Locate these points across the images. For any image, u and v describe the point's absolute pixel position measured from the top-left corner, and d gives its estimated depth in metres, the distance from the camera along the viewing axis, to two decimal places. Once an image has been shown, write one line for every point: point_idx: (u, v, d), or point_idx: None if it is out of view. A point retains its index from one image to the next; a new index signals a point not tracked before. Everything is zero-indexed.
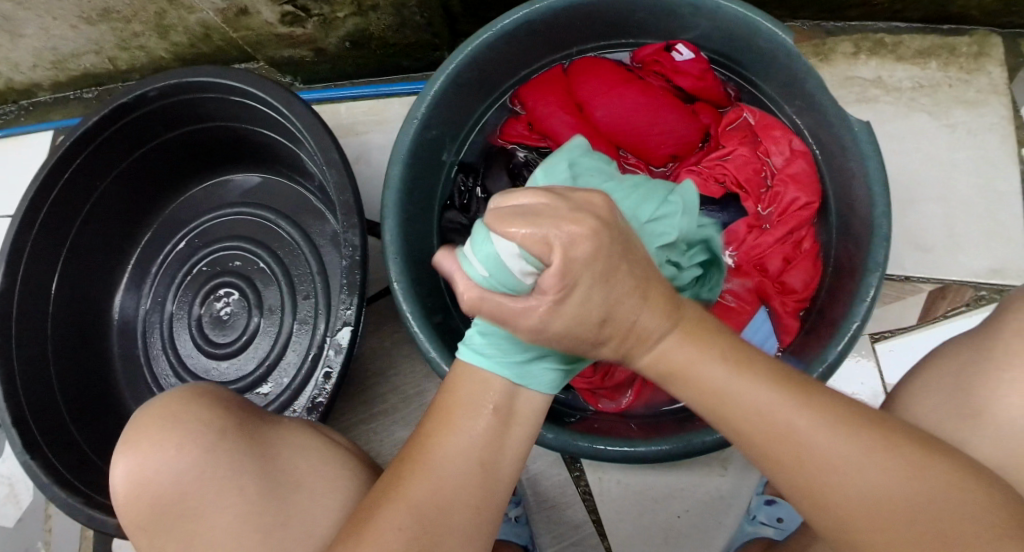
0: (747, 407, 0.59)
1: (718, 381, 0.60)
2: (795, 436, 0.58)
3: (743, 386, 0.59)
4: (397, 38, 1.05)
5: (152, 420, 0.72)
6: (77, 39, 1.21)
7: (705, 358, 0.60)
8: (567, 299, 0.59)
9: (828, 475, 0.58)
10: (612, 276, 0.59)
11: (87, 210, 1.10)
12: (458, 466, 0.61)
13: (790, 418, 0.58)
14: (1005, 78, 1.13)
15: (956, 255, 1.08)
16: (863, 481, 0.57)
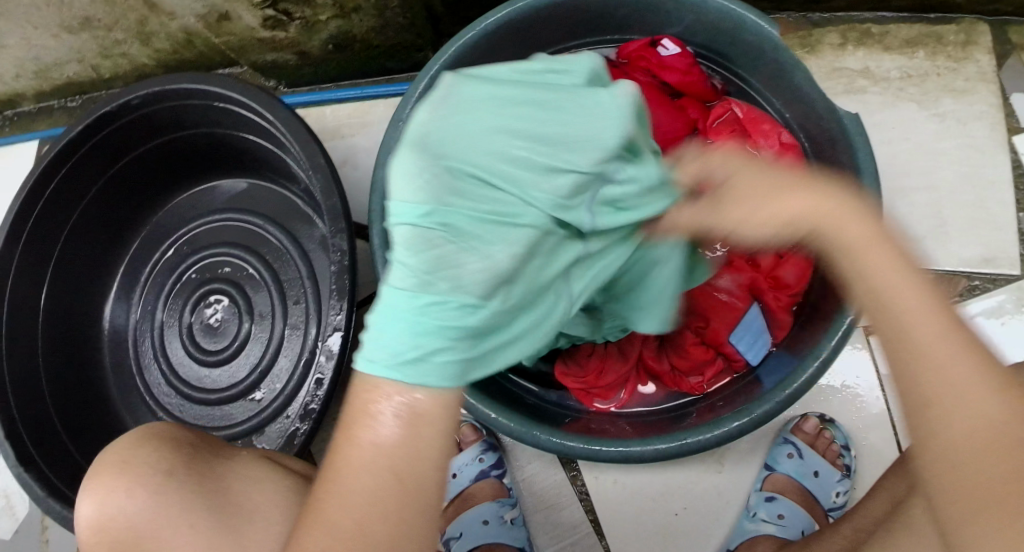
0: (913, 309, 0.59)
1: (888, 288, 0.60)
2: (941, 346, 0.58)
3: (915, 299, 0.60)
4: (381, 39, 1.04)
5: (108, 465, 0.72)
6: (59, 48, 1.20)
7: (879, 264, 0.61)
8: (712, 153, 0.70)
9: (960, 403, 0.57)
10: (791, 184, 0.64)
11: (74, 223, 1.09)
12: (369, 475, 0.56)
13: (940, 330, 0.58)
14: (993, 66, 1.13)
15: (948, 245, 1.08)
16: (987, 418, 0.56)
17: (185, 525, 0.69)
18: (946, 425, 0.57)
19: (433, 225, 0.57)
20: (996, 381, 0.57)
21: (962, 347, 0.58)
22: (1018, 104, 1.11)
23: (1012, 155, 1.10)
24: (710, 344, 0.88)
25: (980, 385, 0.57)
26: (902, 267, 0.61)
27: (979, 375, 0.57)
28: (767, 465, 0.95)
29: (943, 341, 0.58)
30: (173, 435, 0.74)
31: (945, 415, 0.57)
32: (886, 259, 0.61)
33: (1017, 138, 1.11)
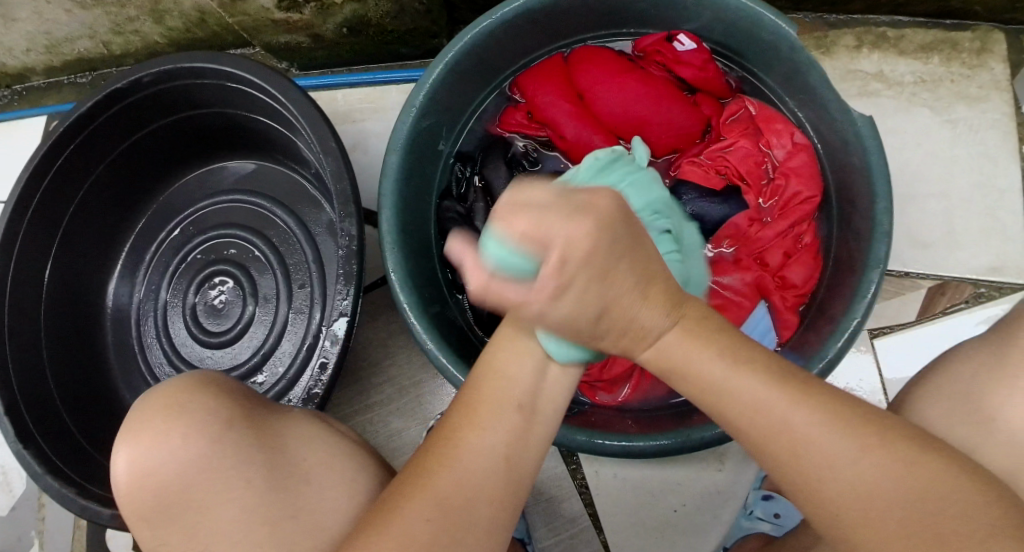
0: (741, 396, 0.60)
1: (698, 362, 0.62)
2: (784, 423, 0.59)
3: (745, 382, 0.60)
4: (396, 24, 1.04)
5: (156, 410, 0.71)
6: (71, 23, 1.20)
7: (704, 354, 0.62)
8: (569, 293, 0.59)
9: (819, 471, 0.59)
10: (609, 274, 0.60)
11: (80, 199, 1.09)
12: (481, 465, 0.60)
13: (769, 404, 0.60)
14: (1007, 75, 1.12)
15: (956, 252, 1.08)
16: (849, 475, 0.58)
17: (237, 483, 0.68)
18: (825, 492, 0.59)
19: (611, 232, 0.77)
20: (855, 436, 0.59)
21: (807, 416, 0.59)
22: None
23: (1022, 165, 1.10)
24: None
25: (824, 446, 0.59)
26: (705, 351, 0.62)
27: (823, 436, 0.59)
28: (767, 465, 0.94)
29: (772, 418, 0.59)
30: (223, 389, 0.74)
31: (823, 486, 0.59)
32: (698, 344, 0.62)
33: None
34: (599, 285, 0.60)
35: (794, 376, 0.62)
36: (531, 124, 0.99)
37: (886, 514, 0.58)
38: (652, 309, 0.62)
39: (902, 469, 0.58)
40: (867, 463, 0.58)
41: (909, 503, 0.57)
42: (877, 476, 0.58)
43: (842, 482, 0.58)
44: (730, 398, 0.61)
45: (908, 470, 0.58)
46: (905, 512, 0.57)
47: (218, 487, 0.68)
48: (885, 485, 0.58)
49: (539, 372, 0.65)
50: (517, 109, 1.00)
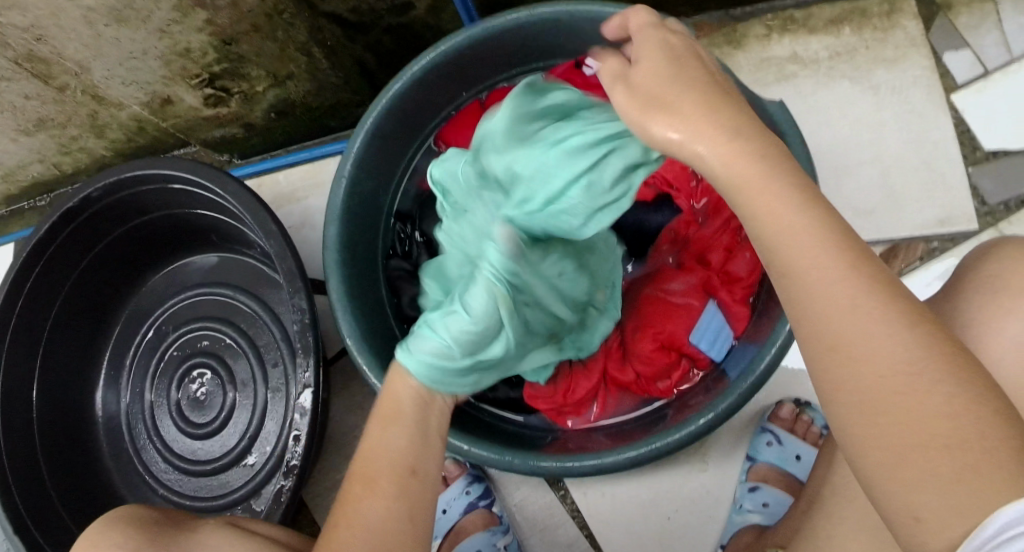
0: (810, 251, 0.52)
1: (787, 224, 0.53)
2: (844, 294, 0.52)
3: (817, 236, 0.52)
4: (319, 101, 1.09)
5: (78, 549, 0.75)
6: (19, 151, 1.23)
7: (778, 190, 0.53)
8: (649, 33, 0.59)
9: (882, 370, 0.50)
10: (681, 74, 0.57)
11: (54, 318, 1.12)
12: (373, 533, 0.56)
13: (856, 294, 0.51)
14: (921, 30, 1.15)
15: (900, 213, 1.10)
16: (910, 388, 0.50)
17: None
18: (853, 372, 0.51)
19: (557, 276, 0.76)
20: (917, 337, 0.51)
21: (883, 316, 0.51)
22: (951, 62, 1.14)
23: (951, 115, 1.13)
24: (671, 348, 0.90)
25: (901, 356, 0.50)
26: (803, 212, 0.53)
27: (904, 350, 0.50)
28: (749, 457, 0.96)
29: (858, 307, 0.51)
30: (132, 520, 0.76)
31: (857, 359, 0.51)
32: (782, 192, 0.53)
33: (955, 96, 1.13)
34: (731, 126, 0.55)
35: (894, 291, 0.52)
36: None
37: (902, 429, 0.50)
38: (725, 141, 0.54)
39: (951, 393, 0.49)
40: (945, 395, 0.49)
41: (954, 421, 0.49)
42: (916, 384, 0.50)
43: (904, 406, 0.50)
44: (810, 261, 0.52)
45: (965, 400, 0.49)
46: (926, 434, 0.49)
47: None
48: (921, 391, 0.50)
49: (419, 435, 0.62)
50: None
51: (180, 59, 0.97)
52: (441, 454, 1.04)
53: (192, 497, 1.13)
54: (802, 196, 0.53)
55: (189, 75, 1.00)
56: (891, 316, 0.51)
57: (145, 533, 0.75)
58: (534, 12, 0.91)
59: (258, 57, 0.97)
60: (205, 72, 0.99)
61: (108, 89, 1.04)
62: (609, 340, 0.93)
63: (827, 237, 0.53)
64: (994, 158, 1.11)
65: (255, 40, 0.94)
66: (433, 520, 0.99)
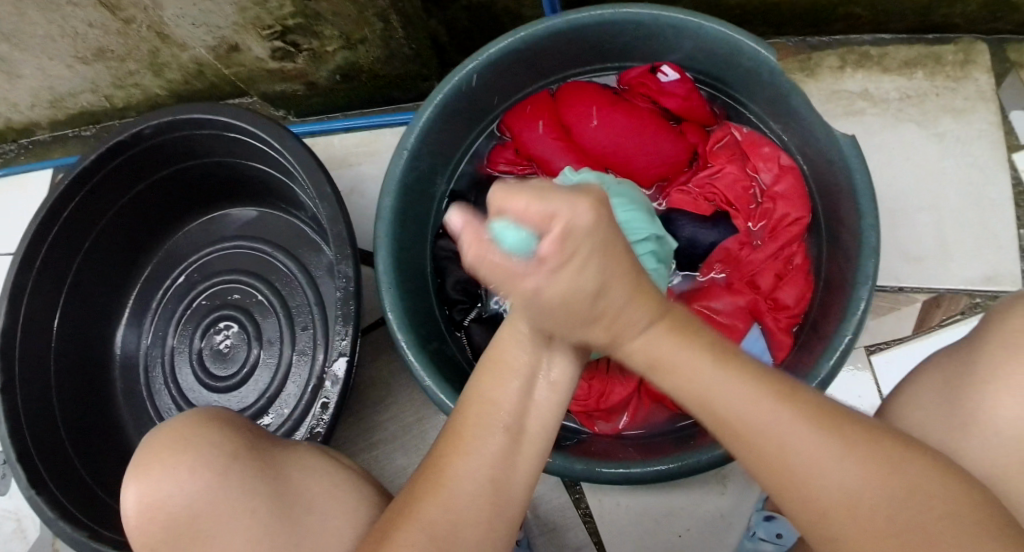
0: (732, 400, 0.58)
1: (699, 374, 0.59)
2: (772, 430, 0.57)
3: (723, 381, 0.59)
4: (387, 70, 1.08)
5: (164, 444, 0.70)
6: (73, 78, 1.23)
7: (694, 354, 0.60)
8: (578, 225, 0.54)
9: (823, 485, 0.57)
10: (606, 250, 0.56)
11: (87, 248, 1.12)
12: (469, 484, 0.61)
13: (783, 424, 0.57)
14: (992, 85, 1.13)
15: (949, 264, 1.09)
16: (852, 493, 0.56)
17: (241, 510, 0.68)
18: (813, 501, 0.57)
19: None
20: (841, 444, 0.57)
21: (805, 435, 0.57)
22: (1017, 121, 1.12)
23: (1011, 173, 1.11)
24: None
25: (832, 468, 0.57)
26: (696, 352, 0.60)
27: (841, 464, 0.57)
28: None
29: (791, 432, 0.57)
30: (228, 421, 0.74)
31: (806, 490, 0.57)
32: (695, 351, 0.60)
33: (1017, 155, 1.11)
34: (603, 250, 0.56)
35: (784, 382, 0.60)
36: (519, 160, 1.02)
37: (868, 529, 0.56)
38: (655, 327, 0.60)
39: (888, 474, 0.57)
40: (890, 493, 0.56)
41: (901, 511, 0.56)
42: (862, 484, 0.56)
43: (863, 513, 0.56)
44: (728, 409, 0.58)
45: (899, 478, 0.57)
46: (893, 526, 0.56)
47: (244, 515, 0.68)
48: (864, 487, 0.56)
49: (527, 389, 0.63)
50: (504, 147, 1.03)
51: (256, 9, 0.96)
52: None
53: None
54: (697, 353, 0.60)
55: (261, 26, 0.99)
56: (810, 432, 0.57)
57: (241, 436, 0.73)
58: (619, 10, 0.90)
59: (334, 17, 0.96)
60: (278, 24, 0.98)
61: (175, 28, 1.04)
62: None
63: (724, 370, 0.59)
64: None
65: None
66: None
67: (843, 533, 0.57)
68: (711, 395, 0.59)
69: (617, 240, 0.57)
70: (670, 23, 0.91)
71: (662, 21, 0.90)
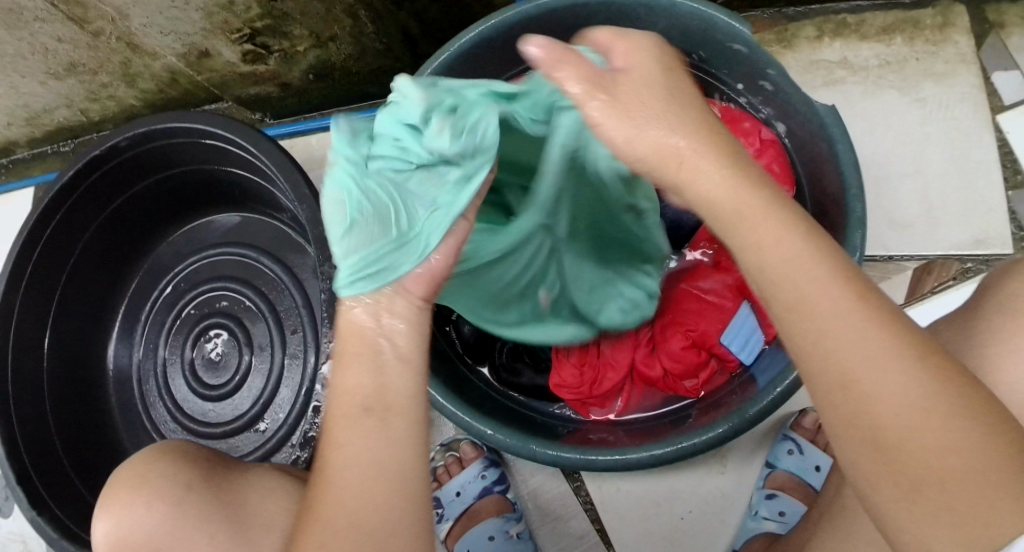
0: (791, 274, 0.58)
1: (769, 247, 0.59)
2: (835, 318, 0.56)
3: (793, 258, 0.58)
4: (360, 66, 1.07)
5: (122, 483, 0.75)
6: (46, 94, 1.22)
7: (779, 233, 0.58)
8: (626, 46, 0.65)
9: (870, 385, 0.55)
10: (671, 90, 0.63)
11: (72, 264, 1.10)
12: (353, 474, 0.57)
13: (840, 314, 0.56)
14: (972, 47, 1.12)
15: (937, 230, 1.08)
16: (900, 399, 0.54)
17: (202, 535, 0.72)
18: (856, 404, 0.55)
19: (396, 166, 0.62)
20: (904, 355, 0.55)
21: (859, 321, 0.56)
22: (1000, 82, 1.11)
23: (996, 135, 1.10)
24: (702, 347, 0.89)
25: (887, 369, 0.55)
26: (783, 233, 0.59)
27: (896, 368, 0.55)
28: (768, 463, 0.94)
29: (850, 325, 0.56)
30: (184, 451, 0.77)
31: (858, 386, 0.55)
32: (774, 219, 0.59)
33: (1001, 116, 1.11)
34: (651, 80, 0.62)
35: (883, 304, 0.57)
36: None
37: (915, 432, 0.54)
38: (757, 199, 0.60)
39: (949, 391, 0.54)
40: (943, 406, 0.54)
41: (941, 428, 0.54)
42: (923, 391, 0.54)
43: (902, 416, 0.54)
44: (792, 288, 0.57)
45: (975, 419, 0.54)
46: (932, 447, 0.54)
47: (202, 537, 0.72)
48: (916, 398, 0.54)
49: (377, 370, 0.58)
50: None
51: (223, 13, 0.95)
52: (457, 435, 1.02)
53: None
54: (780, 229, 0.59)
55: (230, 29, 0.98)
56: (868, 324, 0.56)
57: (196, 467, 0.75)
58: None
59: (304, 16, 0.96)
60: (247, 27, 0.97)
61: (144, 38, 1.02)
62: (641, 334, 0.92)
63: (801, 255, 0.58)
64: None
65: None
66: (445, 502, 0.99)
67: (869, 442, 0.55)
68: (781, 276, 0.58)
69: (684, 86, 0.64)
70: (642, 3, 0.90)
71: (633, 0, 0.89)
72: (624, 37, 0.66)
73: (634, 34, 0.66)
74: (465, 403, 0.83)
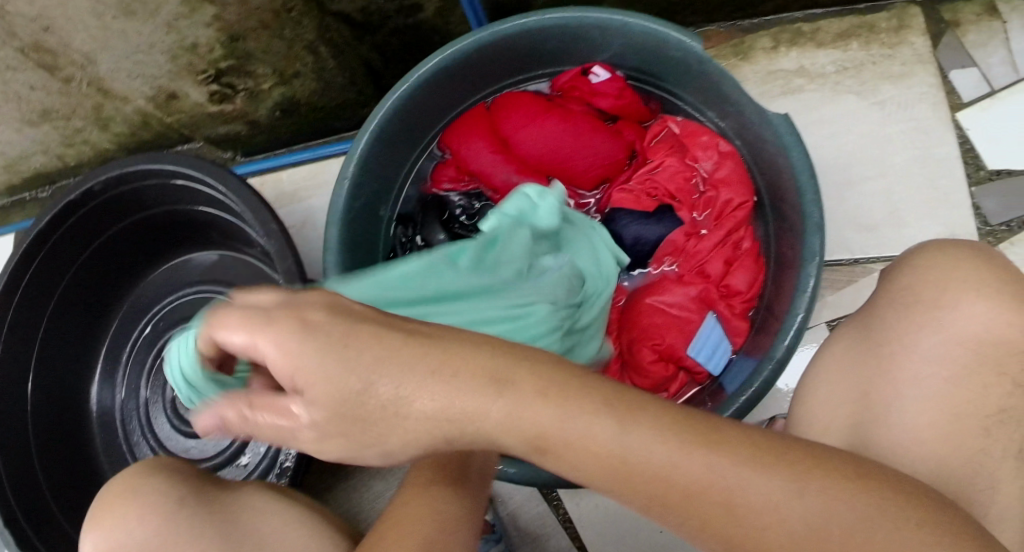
0: (632, 455, 0.50)
1: (593, 431, 0.50)
2: (692, 476, 0.50)
3: (631, 436, 0.50)
4: (325, 100, 1.09)
5: (114, 496, 0.72)
6: (22, 142, 1.23)
7: (585, 418, 0.51)
8: (260, 336, 0.52)
9: (763, 512, 0.50)
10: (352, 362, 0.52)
11: (53, 307, 1.11)
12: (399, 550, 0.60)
13: (692, 468, 0.50)
14: (929, 47, 1.14)
15: (903, 230, 1.10)
16: (793, 506, 0.50)
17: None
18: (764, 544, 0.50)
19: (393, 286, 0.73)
20: (766, 467, 0.51)
21: (706, 463, 0.50)
22: (957, 80, 1.13)
23: (957, 132, 1.12)
24: (670, 360, 0.91)
25: (762, 485, 0.50)
26: (590, 412, 0.51)
27: (772, 480, 0.50)
28: None
29: (703, 474, 0.50)
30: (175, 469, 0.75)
31: (752, 528, 0.50)
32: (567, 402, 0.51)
33: (960, 114, 1.13)
34: (346, 388, 0.51)
35: (702, 420, 0.52)
36: (461, 176, 1.04)
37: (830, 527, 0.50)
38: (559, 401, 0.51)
39: (821, 471, 0.51)
40: (830, 485, 0.51)
41: (845, 509, 0.51)
42: (805, 486, 0.51)
43: (805, 522, 0.50)
44: (647, 471, 0.50)
45: (847, 484, 0.51)
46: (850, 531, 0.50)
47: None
48: (806, 494, 0.50)
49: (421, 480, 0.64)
50: (446, 164, 1.05)
51: (188, 55, 0.97)
52: None
53: None
54: (592, 417, 0.51)
55: (195, 71, 1.00)
56: (713, 461, 0.50)
57: (189, 483, 0.73)
58: (544, 17, 0.90)
59: (266, 55, 0.98)
60: (211, 67, 1.00)
61: (113, 82, 1.04)
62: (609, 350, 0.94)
63: (623, 425, 0.51)
64: (997, 177, 1.10)
65: (262, 37, 0.95)
66: None
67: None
68: (631, 463, 0.50)
69: (330, 338, 0.52)
70: (594, 24, 0.92)
71: (587, 22, 0.91)
72: (250, 318, 0.53)
73: (265, 311, 0.52)
74: None
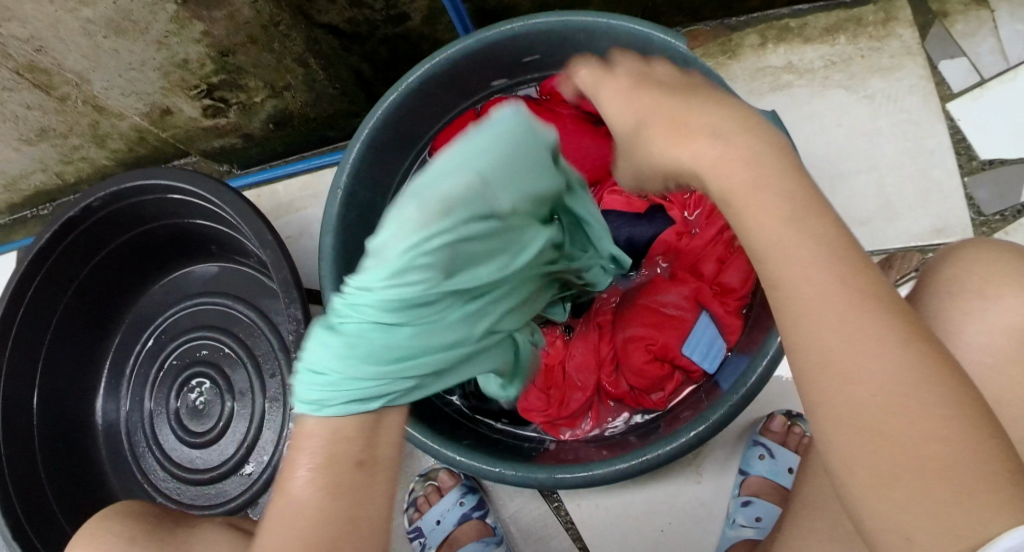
0: (813, 289, 0.55)
1: (789, 249, 0.55)
2: (854, 333, 0.53)
3: (824, 271, 0.55)
4: (317, 112, 1.11)
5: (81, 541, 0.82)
6: (21, 160, 1.24)
7: (796, 237, 0.55)
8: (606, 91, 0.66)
9: (883, 405, 0.53)
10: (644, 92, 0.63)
11: (55, 324, 1.12)
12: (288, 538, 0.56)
13: (865, 327, 0.53)
14: (917, 39, 1.15)
15: (896, 222, 1.10)
16: (913, 407, 0.52)
17: None
18: (871, 426, 0.53)
19: (333, 385, 0.57)
20: (919, 363, 0.53)
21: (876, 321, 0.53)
22: (947, 71, 1.13)
23: (948, 123, 1.12)
24: (665, 359, 0.92)
25: (897, 379, 0.53)
26: (802, 238, 0.56)
27: (914, 376, 0.53)
28: (741, 470, 0.96)
29: (866, 334, 0.53)
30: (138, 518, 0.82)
31: (869, 405, 0.53)
32: (771, 202, 0.56)
33: (951, 104, 1.13)
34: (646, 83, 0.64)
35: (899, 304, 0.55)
36: None
37: (931, 444, 0.52)
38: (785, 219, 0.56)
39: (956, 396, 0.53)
40: (950, 408, 0.52)
41: (948, 437, 0.52)
42: (932, 398, 0.52)
43: (914, 428, 0.52)
44: (821, 316, 0.54)
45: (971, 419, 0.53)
46: (951, 452, 0.52)
47: None
48: (929, 409, 0.52)
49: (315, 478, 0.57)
50: None
51: (179, 71, 0.98)
52: (434, 465, 1.05)
53: (191, 505, 1.13)
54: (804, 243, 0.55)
55: (187, 86, 1.01)
56: (882, 325, 0.53)
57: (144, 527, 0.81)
58: (530, 23, 0.91)
59: (255, 68, 0.99)
60: (203, 82, 1.01)
61: (108, 100, 1.05)
62: (603, 352, 0.96)
63: (818, 262, 0.55)
64: (990, 167, 1.11)
65: (252, 51, 0.95)
66: (426, 531, 1.01)
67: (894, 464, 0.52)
68: (809, 298, 0.55)
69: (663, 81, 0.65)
70: (579, 27, 0.92)
71: (572, 26, 0.92)
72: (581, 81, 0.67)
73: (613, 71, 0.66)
74: (436, 433, 0.86)
